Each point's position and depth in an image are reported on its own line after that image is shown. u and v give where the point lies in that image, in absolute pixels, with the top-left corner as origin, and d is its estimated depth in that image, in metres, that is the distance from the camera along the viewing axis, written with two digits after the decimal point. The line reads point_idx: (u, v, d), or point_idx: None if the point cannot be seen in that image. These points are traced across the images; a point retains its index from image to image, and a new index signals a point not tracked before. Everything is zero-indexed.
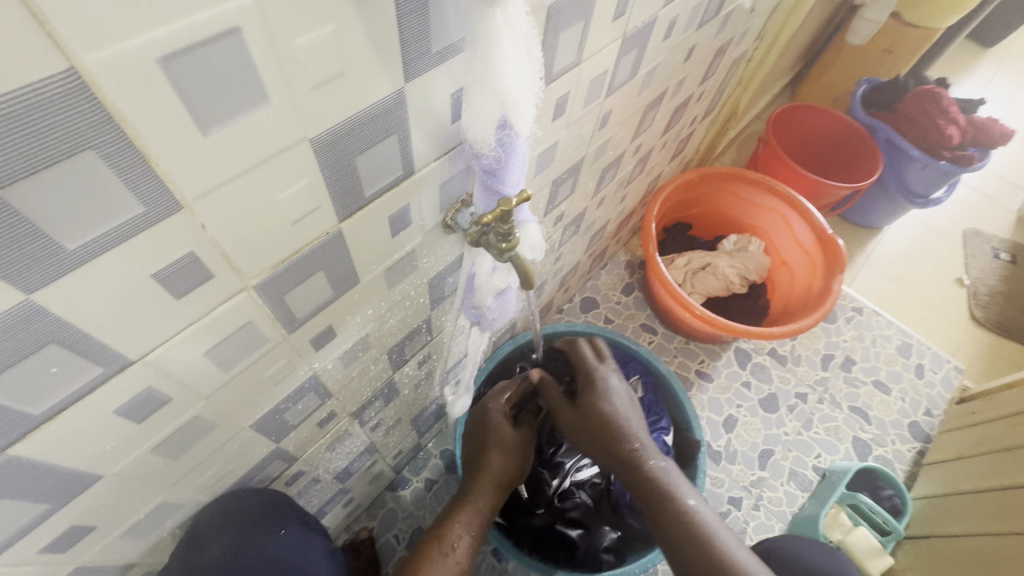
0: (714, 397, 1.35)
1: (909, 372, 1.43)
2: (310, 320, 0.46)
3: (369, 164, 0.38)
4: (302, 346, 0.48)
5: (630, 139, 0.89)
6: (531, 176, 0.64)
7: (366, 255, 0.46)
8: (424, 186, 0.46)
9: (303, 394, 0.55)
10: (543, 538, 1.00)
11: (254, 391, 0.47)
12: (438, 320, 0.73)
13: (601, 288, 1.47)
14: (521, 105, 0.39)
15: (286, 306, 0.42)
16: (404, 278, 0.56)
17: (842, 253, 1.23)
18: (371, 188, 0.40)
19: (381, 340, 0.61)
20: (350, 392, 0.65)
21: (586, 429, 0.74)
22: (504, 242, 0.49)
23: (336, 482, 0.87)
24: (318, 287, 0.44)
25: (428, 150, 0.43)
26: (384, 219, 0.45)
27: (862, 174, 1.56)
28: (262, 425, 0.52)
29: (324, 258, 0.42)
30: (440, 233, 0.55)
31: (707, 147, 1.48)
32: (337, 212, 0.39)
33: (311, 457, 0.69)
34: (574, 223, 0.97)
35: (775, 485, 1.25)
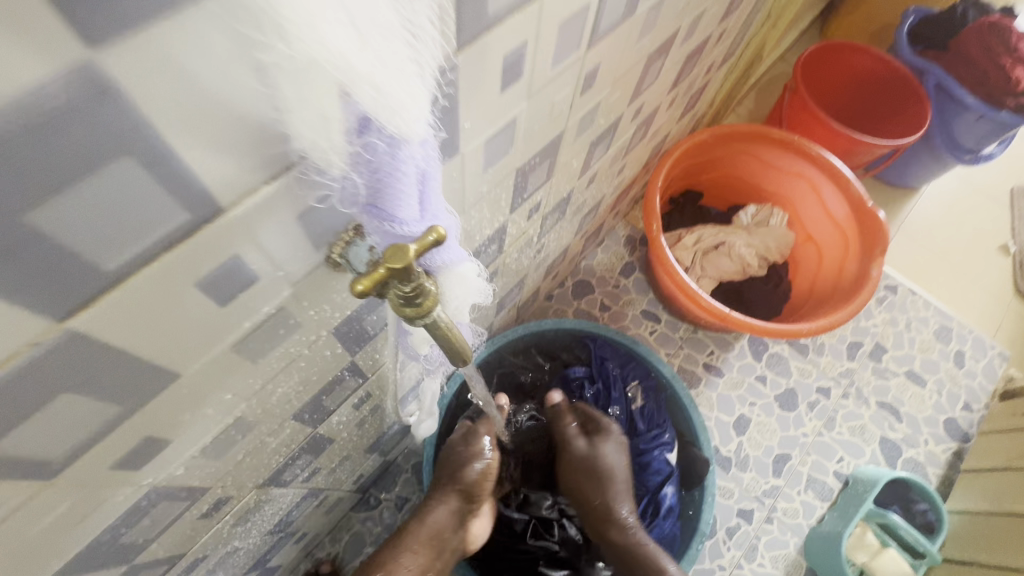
0: (724, 394, 1.19)
1: (947, 360, 1.26)
2: (92, 449, 0.28)
3: (78, 221, 0.19)
4: (100, 479, 0.31)
5: (628, 101, 0.67)
6: (480, 173, 0.44)
7: (175, 342, 0.28)
8: (260, 226, 0.27)
9: (148, 510, 0.38)
10: (523, 575, 0.89)
11: (21, 554, 0.30)
12: (369, 361, 0.55)
13: (596, 269, 1.28)
14: (368, 77, 0.20)
15: (8, 459, 0.24)
16: (282, 341, 0.37)
17: (884, 231, 1.03)
18: (112, 258, 0.21)
19: (272, 412, 0.44)
20: (246, 471, 0.49)
21: (582, 475, 0.85)
22: (410, 307, 0.30)
23: (271, 535, 0.72)
24: (82, 412, 0.26)
25: (243, 175, 0.23)
26: (187, 290, 0.26)
27: (906, 127, 1.32)
28: (82, 566, 0.36)
29: (63, 375, 0.23)
30: (330, 275, 0.36)
31: (723, 99, 1.24)
32: (39, 309, 0.20)
33: (210, 542, 0.53)
34: (557, 209, 0.76)
35: (791, 495, 1.11)
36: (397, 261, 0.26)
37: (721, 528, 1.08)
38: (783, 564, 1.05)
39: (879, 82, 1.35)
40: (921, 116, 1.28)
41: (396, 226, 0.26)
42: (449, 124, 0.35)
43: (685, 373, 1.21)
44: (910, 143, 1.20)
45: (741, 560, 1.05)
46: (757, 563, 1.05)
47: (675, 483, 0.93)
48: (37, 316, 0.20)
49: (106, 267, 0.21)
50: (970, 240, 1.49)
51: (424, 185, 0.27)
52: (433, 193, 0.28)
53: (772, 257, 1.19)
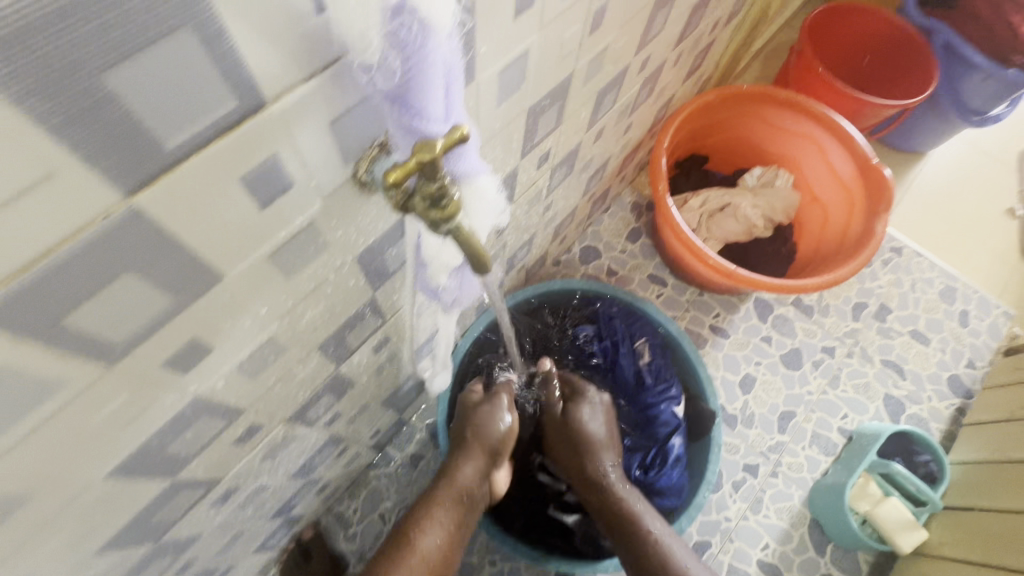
0: (730, 354, 1.21)
1: (951, 320, 1.27)
2: (147, 342, 0.31)
3: (144, 91, 0.21)
4: (152, 375, 0.33)
5: (635, 51, 0.69)
6: (493, 107, 0.46)
7: (222, 240, 0.30)
8: (297, 127, 0.29)
9: (192, 422, 0.41)
10: (536, 523, 0.91)
11: (84, 444, 0.33)
12: (388, 301, 0.57)
13: (603, 235, 1.30)
14: None
15: (78, 335, 0.26)
16: (312, 259, 0.39)
17: (889, 188, 1.03)
18: (170, 137, 0.23)
19: (301, 338, 0.46)
20: (276, 400, 0.51)
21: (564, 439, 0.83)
22: (437, 210, 0.32)
23: (295, 480, 0.75)
24: (141, 298, 0.28)
25: (284, 70, 0.25)
26: (233, 185, 0.28)
27: (914, 88, 1.32)
28: (133, 470, 0.39)
29: (128, 254, 0.26)
30: (357, 195, 0.38)
31: (729, 61, 1.24)
32: (112, 183, 0.22)
33: (242, 472, 0.56)
34: (566, 163, 0.78)
35: (796, 450, 1.14)
36: (426, 153, 0.28)
37: (727, 482, 1.10)
38: (788, 515, 1.08)
39: (886, 43, 1.34)
40: (928, 77, 1.28)
41: (424, 123, 0.28)
42: (467, 48, 0.37)
43: (692, 334, 1.23)
44: (916, 104, 1.20)
45: (746, 512, 1.08)
46: (763, 514, 1.08)
47: (683, 434, 0.96)
48: (109, 187, 0.23)
49: (166, 145, 0.23)
50: (977, 203, 1.49)
51: (448, 84, 0.29)
52: (456, 96, 0.30)
53: (778, 218, 1.20)
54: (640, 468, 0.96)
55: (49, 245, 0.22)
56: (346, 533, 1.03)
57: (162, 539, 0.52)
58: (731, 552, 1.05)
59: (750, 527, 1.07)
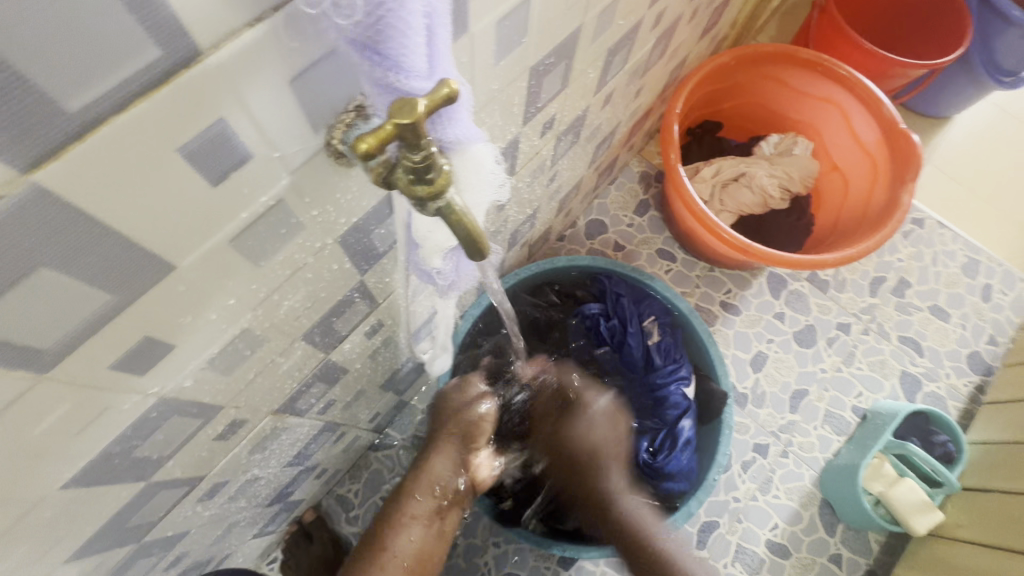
0: (741, 331, 1.17)
1: (973, 294, 1.22)
2: (87, 344, 0.26)
3: (22, 33, 0.16)
4: (101, 379, 0.29)
5: (648, 4, 0.62)
6: (490, 65, 0.40)
7: (165, 224, 0.25)
8: (247, 86, 0.23)
9: (160, 424, 0.37)
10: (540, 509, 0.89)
11: (28, 458, 0.29)
12: (380, 285, 0.52)
13: (610, 208, 1.24)
14: None
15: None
16: (284, 243, 0.34)
17: (919, 155, 0.96)
18: (70, 96, 0.18)
19: (281, 328, 0.42)
20: (258, 394, 0.47)
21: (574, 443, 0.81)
22: (420, 182, 0.26)
23: (291, 468, 0.72)
24: (69, 294, 0.24)
25: (219, 11, 0.20)
26: (171, 159, 0.23)
27: (946, 46, 1.23)
28: (96, 478, 0.35)
29: (39, 243, 0.21)
30: (332, 167, 0.32)
31: (747, 19, 1.15)
32: (2, 153, 0.18)
33: (228, 467, 0.53)
34: (571, 130, 0.72)
35: (808, 429, 1.10)
36: (404, 117, 0.23)
37: (736, 462, 1.08)
38: (798, 495, 1.06)
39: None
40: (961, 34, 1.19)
41: (402, 77, 0.23)
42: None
43: (701, 311, 1.18)
44: (947, 64, 1.12)
45: (756, 493, 1.06)
46: (772, 495, 1.06)
47: (692, 417, 0.93)
48: None
49: (66, 106, 0.18)
50: (1004, 170, 1.41)
51: (431, 29, 0.23)
52: (442, 45, 0.24)
53: (795, 189, 1.14)
54: (648, 452, 0.93)
55: None
56: (348, 516, 1.01)
57: (144, 539, 0.49)
58: (739, 532, 1.03)
59: (759, 507, 1.05)
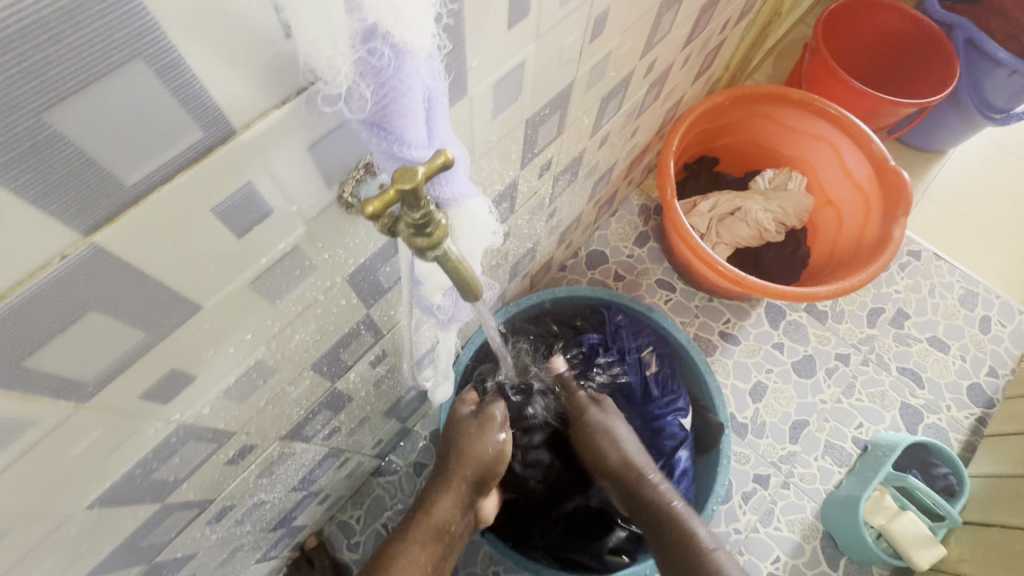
0: (740, 361, 1.18)
1: (972, 326, 1.23)
2: (121, 375, 0.30)
3: (95, 127, 0.20)
4: (130, 406, 0.32)
5: (640, 55, 0.66)
6: (488, 120, 0.44)
7: (195, 272, 0.29)
8: (272, 154, 0.27)
9: (177, 448, 0.40)
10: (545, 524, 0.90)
11: (61, 479, 0.32)
12: (385, 317, 0.56)
13: (610, 239, 1.27)
14: None
15: (45, 375, 0.26)
16: (298, 283, 0.38)
17: (909, 190, 0.99)
18: (127, 172, 0.22)
19: (291, 359, 0.45)
20: (268, 420, 0.50)
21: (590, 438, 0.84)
22: (420, 234, 0.30)
23: (295, 492, 0.74)
24: (110, 333, 0.27)
25: (253, 98, 0.24)
26: (203, 216, 0.26)
27: (936, 86, 1.27)
28: (118, 498, 0.38)
29: (90, 292, 0.24)
30: (342, 216, 0.36)
31: (740, 60, 1.20)
32: (68, 220, 0.21)
33: (236, 491, 0.55)
34: (569, 170, 0.76)
35: (808, 460, 1.11)
36: (405, 182, 0.26)
37: (737, 493, 1.08)
38: (800, 528, 1.06)
39: (904, 40, 1.29)
40: (948, 75, 1.23)
41: (405, 148, 0.27)
42: (457, 61, 0.35)
43: (700, 341, 1.20)
44: (936, 103, 1.16)
45: (756, 525, 1.06)
46: (774, 527, 1.06)
47: (689, 447, 0.94)
48: (63, 226, 0.21)
49: (126, 181, 0.22)
50: (1000, 204, 1.43)
51: (430, 107, 0.27)
52: (440, 119, 0.28)
53: (790, 222, 1.17)
54: None
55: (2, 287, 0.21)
56: (349, 541, 1.02)
57: (155, 559, 0.52)
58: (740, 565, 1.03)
59: (760, 539, 1.05)
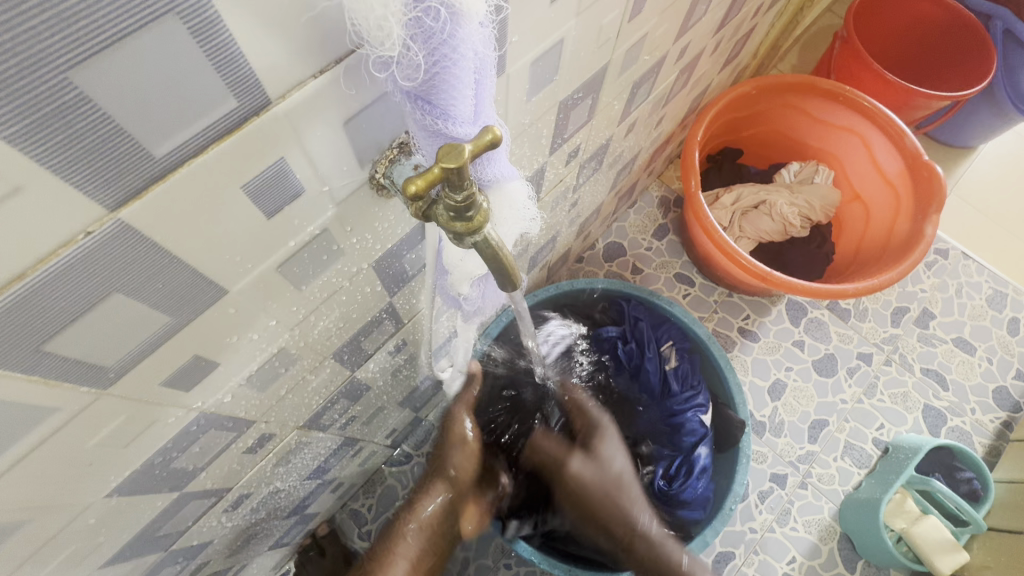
0: (759, 358, 1.16)
1: (1000, 328, 1.20)
2: (143, 362, 0.28)
3: (124, 90, 0.18)
4: (150, 395, 0.31)
5: (673, 39, 0.63)
6: (522, 101, 0.42)
7: (223, 253, 0.27)
8: (307, 129, 0.25)
9: (196, 437, 0.38)
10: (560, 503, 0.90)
11: (80, 468, 0.30)
12: (407, 306, 0.54)
13: (628, 231, 1.25)
14: None
15: (68, 360, 0.24)
16: (325, 268, 0.36)
17: (943, 186, 0.96)
18: (156, 143, 0.20)
19: (314, 348, 0.44)
20: (287, 409, 0.49)
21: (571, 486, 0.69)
22: (460, 217, 0.28)
23: (309, 481, 0.73)
24: (135, 318, 0.25)
25: (291, 64, 0.22)
26: (233, 195, 0.25)
27: (971, 78, 1.22)
28: (138, 487, 0.37)
29: (114, 274, 0.23)
30: (374, 199, 0.34)
31: (768, 49, 1.17)
32: (95, 195, 0.20)
33: (253, 480, 0.54)
34: (595, 158, 0.73)
35: (827, 461, 1.09)
36: (451, 161, 0.24)
37: (753, 492, 1.06)
38: (816, 529, 1.04)
39: (939, 30, 1.25)
40: (984, 68, 1.19)
41: (450, 124, 0.25)
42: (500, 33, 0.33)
43: (719, 337, 1.18)
44: (971, 96, 1.12)
45: (772, 524, 1.04)
46: (790, 527, 1.04)
47: (709, 444, 0.92)
48: (88, 200, 0.20)
49: (154, 153, 0.20)
50: None
51: (478, 80, 0.25)
52: (486, 93, 0.26)
53: (816, 217, 1.14)
54: (664, 478, 0.92)
55: (24, 266, 0.19)
56: (361, 530, 1.02)
57: (171, 547, 0.51)
58: (755, 564, 1.01)
59: (776, 539, 1.03)
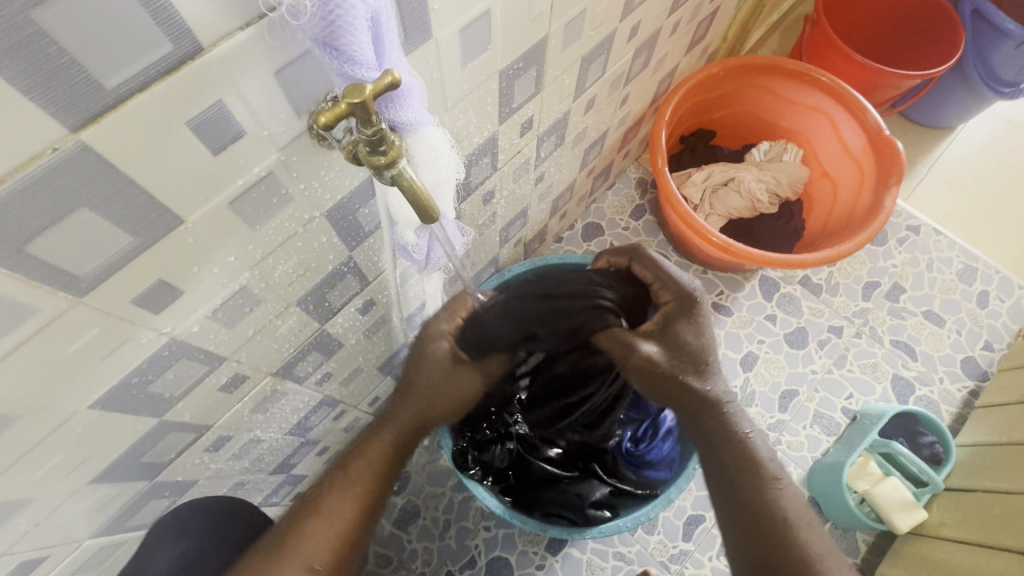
0: (732, 332, 1.20)
1: (970, 300, 1.23)
2: (112, 278, 0.34)
3: (77, 29, 0.23)
4: (123, 311, 0.36)
5: (620, 16, 0.68)
6: (458, 66, 0.47)
7: (174, 184, 0.32)
8: (239, 75, 0.30)
9: (170, 362, 0.44)
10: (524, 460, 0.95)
11: (64, 371, 0.36)
12: (370, 262, 0.59)
13: (606, 212, 1.29)
14: None
15: (46, 264, 0.30)
16: (275, 213, 0.41)
17: (901, 159, 0.99)
18: (106, 77, 0.25)
19: (277, 291, 0.49)
20: (258, 351, 0.54)
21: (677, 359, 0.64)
22: (378, 153, 0.33)
23: (291, 437, 0.79)
24: (103, 233, 0.31)
25: (217, 19, 0.27)
26: (177, 128, 0.30)
27: (940, 59, 1.25)
28: (117, 404, 0.42)
29: (81, 187, 0.28)
30: (316, 149, 0.40)
31: (738, 33, 1.20)
32: (61, 119, 0.25)
33: (231, 422, 0.60)
34: (554, 131, 0.78)
35: (796, 429, 1.12)
36: (355, 97, 0.29)
37: None
38: None
39: (908, 12, 1.28)
40: (953, 47, 1.22)
41: (356, 68, 0.30)
42: (417, 3, 0.38)
43: None
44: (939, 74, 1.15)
45: None
46: None
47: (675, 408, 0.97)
48: (53, 121, 0.25)
49: (105, 86, 0.26)
50: (1009, 181, 1.41)
51: (376, 28, 0.30)
52: (386, 44, 0.31)
53: (784, 194, 1.18)
54: (631, 440, 0.98)
55: (4, 171, 0.25)
56: None
57: (156, 480, 0.56)
58: None
59: None
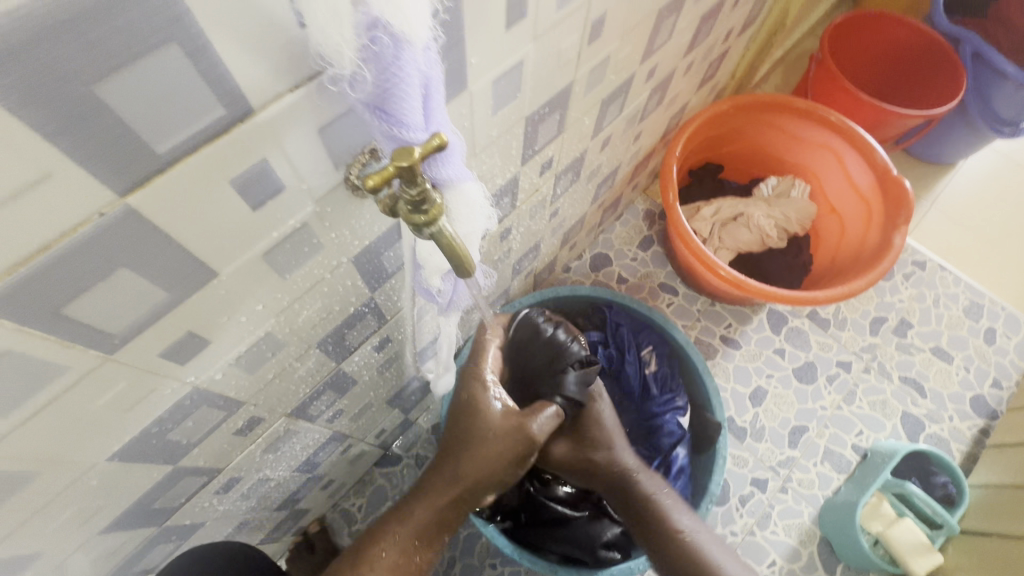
0: (741, 365, 1.19)
1: (976, 336, 1.23)
2: (143, 334, 0.33)
3: (136, 97, 0.23)
4: (150, 364, 0.35)
5: (640, 59, 0.68)
6: (488, 115, 0.47)
7: (212, 239, 0.32)
8: (285, 135, 0.30)
9: (191, 410, 0.43)
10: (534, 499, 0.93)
11: (86, 427, 0.35)
12: (390, 302, 0.59)
13: (614, 242, 1.29)
14: None
15: (80, 324, 0.29)
16: (304, 261, 0.41)
17: (909, 199, 1.00)
18: (159, 142, 0.25)
19: (301, 335, 0.48)
20: (276, 394, 0.53)
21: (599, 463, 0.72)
22: (420, 210, 0.33)
23: (299, 474, 0.77)
24: (139, 291, 0.30)
25: (269, 81, 0.27)
26: (221, 186, 0.29)
27: (943, 99, 1.28)
28: (135, 454, 0.41)
29: (124, 247, 0.27)
30: (349, 199, 0.39)
31: (746, 70, 1.22)
32: (111, 183, 0.25)
33: (243, 463, 0.58)
34: (571, 169, 0.78)
35: (807, 466, 1.11)
36: (404, 161, 0.29)
37: (734, 496, 1.08)
38: (796, 533, 1.06)
39: (910, 52, 1.30)
40: (955, 87, 1.24)
41: (404, 130, 0.30)
42: (456, 57, 0.38)
43: (702, 344, 1.21)
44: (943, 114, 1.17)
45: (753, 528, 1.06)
46: (770, 531, 1.06)
47: (687, 445, 0.96)
48: (102, 186, 0.24)
49: (157, 150, 0.25)
50: (1010, 218, 1.43)
51: (425, 92, 0.30)
52: (434, 105, 0.31)
53: (793, 229, 1.19)
54: None
55: (50, 238, 0.24)
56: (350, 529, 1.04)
57: (164, 524, 0.55)
58: None
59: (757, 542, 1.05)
